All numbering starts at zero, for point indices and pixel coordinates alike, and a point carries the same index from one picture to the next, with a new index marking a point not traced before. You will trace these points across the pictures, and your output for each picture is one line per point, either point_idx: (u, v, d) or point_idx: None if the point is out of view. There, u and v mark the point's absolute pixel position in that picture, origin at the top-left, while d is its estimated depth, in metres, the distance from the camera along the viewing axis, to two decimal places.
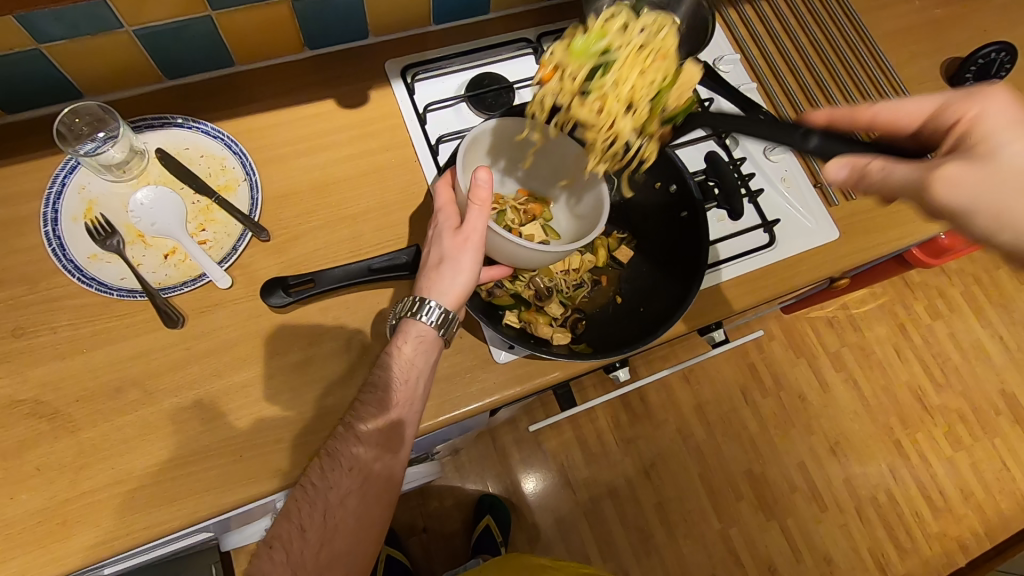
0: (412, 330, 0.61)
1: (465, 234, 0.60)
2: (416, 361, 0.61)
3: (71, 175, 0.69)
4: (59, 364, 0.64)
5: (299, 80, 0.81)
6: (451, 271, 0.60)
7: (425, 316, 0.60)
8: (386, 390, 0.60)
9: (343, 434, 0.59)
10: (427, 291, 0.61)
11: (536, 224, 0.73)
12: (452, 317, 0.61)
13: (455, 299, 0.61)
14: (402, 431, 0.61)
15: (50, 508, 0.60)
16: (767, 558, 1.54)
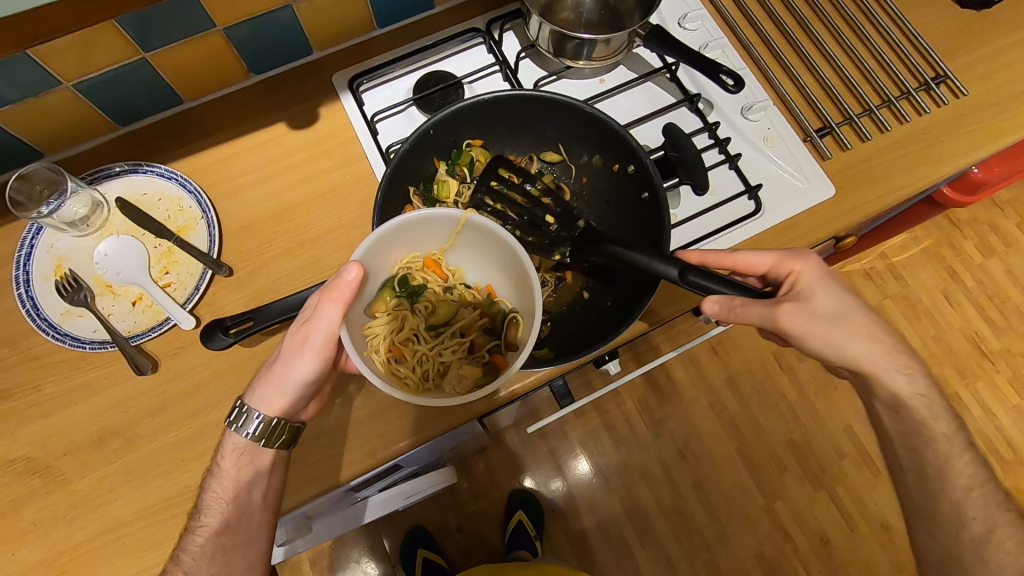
0: (232, 444, 0.59)
1: (306, 334, 0.55)
2: (241, 477, 0.59)
3: (39, 236, 0.71)
4: (44, 421, 0.66)
5: (249, 108, 0.80)
6: (286, 372, 0.56)
7: (251, 428, 0.58)
8: (212, 514, 0.58)
9: (173, 567, 0.58)
10: (254, 398, 0.58)
11: (419, 361, 0.65)
12: (273, 428, 0.57)
13: (279, 410, 0.57)
14: (240, 549, 0.59)
15: (50, 560, 0.62)
16: (818, 530, 1.47)
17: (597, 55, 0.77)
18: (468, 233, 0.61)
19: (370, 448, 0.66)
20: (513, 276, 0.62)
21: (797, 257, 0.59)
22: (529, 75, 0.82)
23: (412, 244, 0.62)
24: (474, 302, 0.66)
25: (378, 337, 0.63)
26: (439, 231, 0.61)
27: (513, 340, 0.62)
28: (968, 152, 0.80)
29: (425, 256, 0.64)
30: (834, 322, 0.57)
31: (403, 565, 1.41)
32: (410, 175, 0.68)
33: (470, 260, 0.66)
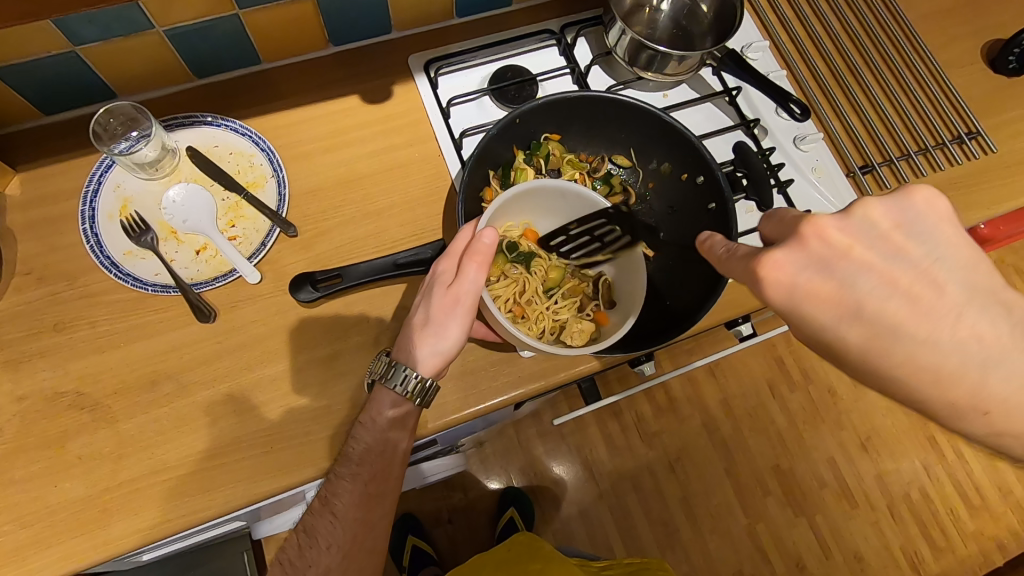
0: (382, 398, 0.60)
1: (456, 296, 0.58)
2: (390, 433, 0.61)
3: (107, 174, 0.71)
4: (97, 357, 0.66)
5: (323, 77, 0.82)
6: (436, 335, 0.58)
7: (399, 384, 0.59)
8: (357, 464, 0.60)
9: (321, 507, 0.62)
10: (403, 354, 0.60)
11: (540, 316, 0.72)
12: (428, 385, 0.59)
13: (433, 371, 0.60)
14: (380, 499, 0.62)
15: (91, 496, 0.62)
16: (795, 555, 1.52)
17: (669, 70, 0.80)
18: (571, 204, 0.68)
19: (423, 418, 0.68)
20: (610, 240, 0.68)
21: (754, 280, 0.49)
22: (598, 81, 0.85)
23: (514, 217, 0.70)
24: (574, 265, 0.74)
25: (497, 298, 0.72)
26: (540, 202, 0.68)
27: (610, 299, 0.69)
28: (992, 205, 0.87)
29: (525, 227, 0.72)
30: (838, 358, 0.48)
31: (390, 551, 1.41)
32: (490, 160, 0.71)
33: None
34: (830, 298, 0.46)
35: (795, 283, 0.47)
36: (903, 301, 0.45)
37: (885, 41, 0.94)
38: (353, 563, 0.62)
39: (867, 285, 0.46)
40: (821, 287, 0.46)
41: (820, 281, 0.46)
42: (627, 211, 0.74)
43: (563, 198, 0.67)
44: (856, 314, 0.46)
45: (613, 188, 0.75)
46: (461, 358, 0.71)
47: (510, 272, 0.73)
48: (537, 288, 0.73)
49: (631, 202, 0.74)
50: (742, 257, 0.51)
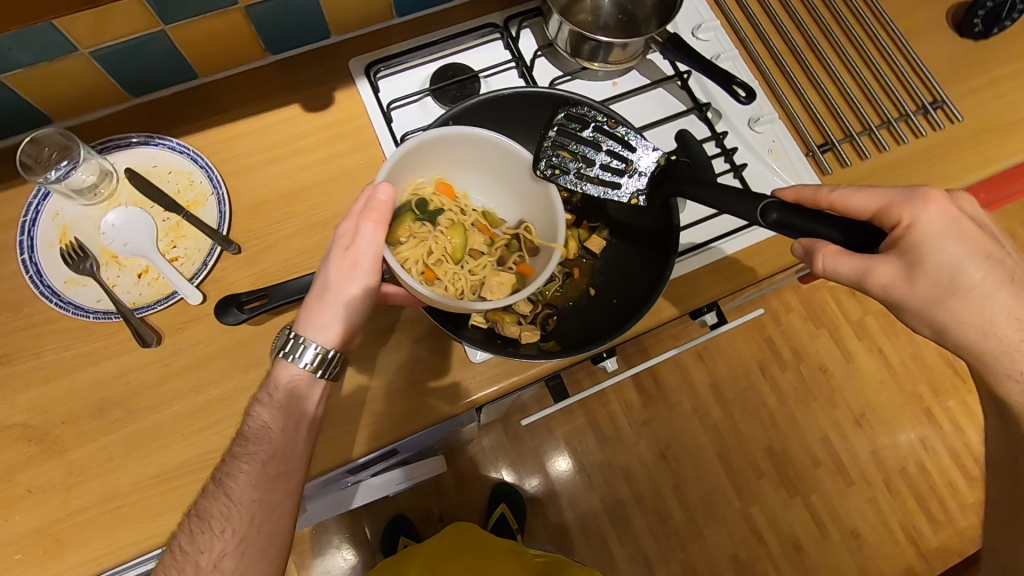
0: (284, 373, 0.59)
1: (354, 257, 0.57)
2: (291, 406, 0.58)
3: (45, 202, 0.71)
4: (43, 388, 0.66)
5: (263, 88, 0.80)
6: (337, 300, 0.58)
7: (302, 358, 0.58)
8: (255, 439, 0.56)
9: (213, 492, 0.55)
10: (306, 324, 0.58)
11: (453, 278, 0.69)
12: (330, 358, 0.58)
13: (333, 342, 0.59)
14: (285, 479, 0.57)
15: (42, 528, 0.62)
16: (791, 536, 1.51)
17: (614, 58, 0.78)
18: (481, 151, 0.65)
19: (374, 431, 0.67)
20: (526, 190, 0.68)
21: (907, 202, 0.53)
22: (544, 74, 0.83)
23: (422, 169, 0.66)
24: (484, 224, 0.71)
25: (409, 260, 0.67)
26: (445, 152, 0.65)
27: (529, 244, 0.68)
28: (960, 176, 0.84)
29: (435, 181, 0.68)
30: (929, 294, 0.53)
31: (384, 552, 1.42)
32: None
33: (475, 182, 0.71)
34: (973, 247, 0.53)
35: (951, 220, 0.52)
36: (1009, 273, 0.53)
37: (843, 12, 0.91)
38: (250, 555, 0.54)
39: (993, 250, 0.54)
40: (974, 238, 0.53)
41: (980, 247, 0.53)
42: (571, 208, 0.70)
43: (477, 147, 0.65)
44: (979, 267, 0.53)
45: None
46: (411, 368, 0.69)
47: (418, 232, 0.68)
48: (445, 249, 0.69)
49: (574, 200, 0.70)
50: (879, 192, 0.55)
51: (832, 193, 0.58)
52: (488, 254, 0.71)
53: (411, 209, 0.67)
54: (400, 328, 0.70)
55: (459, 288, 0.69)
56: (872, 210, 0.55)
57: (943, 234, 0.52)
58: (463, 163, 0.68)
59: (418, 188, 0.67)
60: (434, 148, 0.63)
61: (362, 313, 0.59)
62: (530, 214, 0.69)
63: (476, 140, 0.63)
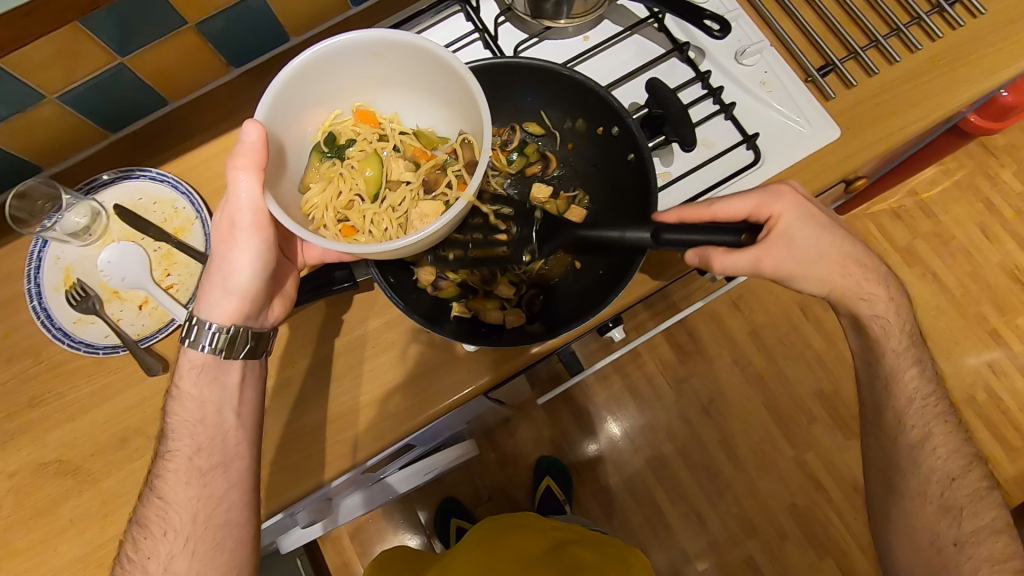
0: (188, 363, 0.61)
1: (227, 221, 0.57)
2: (201, 398, 0.61)
3: (45, 248, 0.73)
4: (71, 424, 0.69)
5: (235, 105, 0.80)
6: (225, 272, 0.59)
7: (206, 342, 0.60)
8: (178, 437, 0.61)
9: (152, 500, 0.60)
10: (205, 310, 0.59)
11: (371, 217, 0.67)
12: (233, 335, 0.60)
13: (231, 315, 0.60)
14: (219, 471, 0.60)
15: (90, 553, 0.66)
16: (852, 479, 1.45)
17: (577, 11, 0.73)
18: (392, 56, 0.61)
19: (378, 431, 0.67)
20: (451, 95, 0.63)
21: (769, 201, 0.60)
22: (510, 41, 0.79)
23: (330, 100, 0.63)
24: (415, 146, 0.68)
25: (320, 208, 0.64)
26: (352, 69, 0.61)
27: (469, 159, 0.64)
28: (989, 74, 0.74)
29: (353, 110, 0.65)
30: (813, 270, 0.63)
31: (438, 534, 1.46)
32: (363, 102, 0.66)
33: (402, 102, 0.67)
34: (811, 232, 0.61)
35: (803, 214, 0.60)
36: (836, 239, 0.64)
37: None
38: (202, 548, 0.59)
39: (823, 219, 0.63)
40: (816, 216, 0.61)
41: (817, 218, 0.62)
42: (549, 178, 0.69)
43: (383, 57, 0.61)
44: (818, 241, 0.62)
45: (529, 157, 0.69)
46: (408, 364, 0.69)
47: (328, 170, 0.65)
48: (359, 187, 0.66)
49: (551, 168, 0.69)
50: (746, 196, 0.59)
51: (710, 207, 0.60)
52: (412, 184, 0.68)
53: (321, 147, 0.65)
54: (392, 326, 0.70)
55: (379, 229, 0.67)
56: (750, 215, 0.60)
57: (793, 230, 0.60)
58: (379, 80, 0.64)
59: (333, 121, 0.65)
60: (335, 64, 0.60)
61: (255, 278, 0.59)
62: (467, 123, 0.63)
63: (377, 46, 0.59)
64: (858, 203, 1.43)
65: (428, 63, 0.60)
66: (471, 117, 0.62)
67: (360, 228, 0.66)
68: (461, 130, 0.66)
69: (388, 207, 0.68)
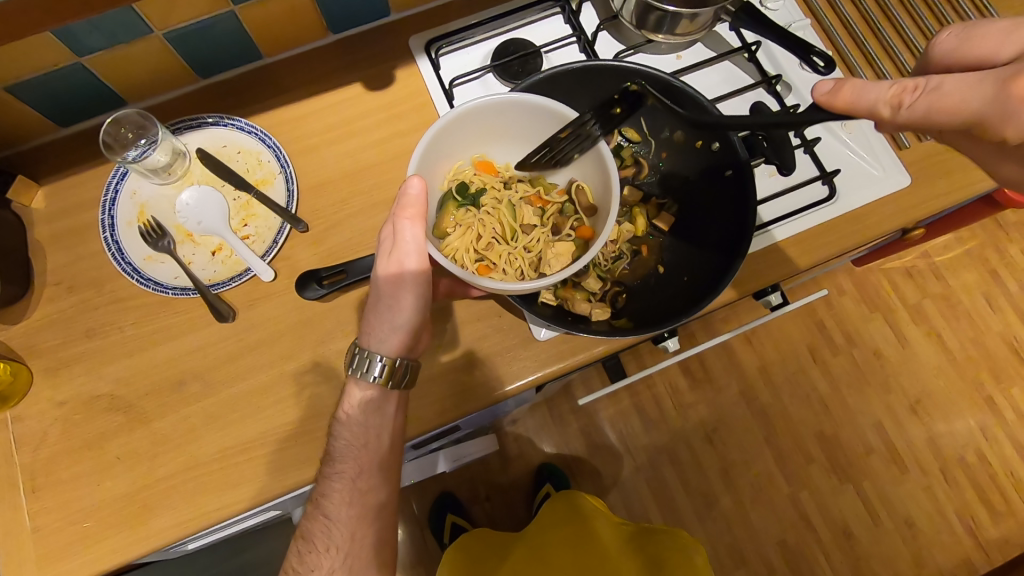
0: (356, 391, 0.60)
1: (397, 265, 0.57)
2: (366, 423, 0.61)
3: (123, 181, 0.72)
4: (128, 360, 0.68)
5: (325, 67, 0.80)
6: (392, 308, 0.58)
7: (373, 372, 0.58)
8: (341, 460, 0.60)
9: (315, 514, 0.61)
10: (370, 341, 0.59)
11: (505, 257, 0.71)
12: (396, 369, 0.59)
13: (397, 347, 0.59)
14: (376, 493, 0.62)
15: (131, 493, 0.65)
16: (842, 523, 1.48)
17: (680, 31, 0.76)
18: (515, 116, 0.63)
19: (440, 407, 0.68)
20: (568, 145, 0.65)
21: (997, 125, 0.43)
22: (606, 49, 0.81)
23: (456, 155, 0.67)
24: (535, 194, 0.72)
25: (460, 251, 0.69)
26: (474, 126, 0.64)
27: (588, 205, 0.67)
28: None
29: (473, 161, 0.69)
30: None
31: (432, 527, 1.45)
32: (486, 152, 0.70)
33: (517, 152, 0.70)
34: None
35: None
36: None
37: None
38: (360, 564, 0.60)
39: None
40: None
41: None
42: (638, 183, 0.71)
43: (506, 116, 0.64)
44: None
45: (622, 161, 0.71)
46: (477, 345, 0.70)
47: (465, 218, 0.70)
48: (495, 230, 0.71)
49: (642, 174, 0.71)
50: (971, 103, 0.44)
51: (896, 115, 0.47)
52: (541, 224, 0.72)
53: (454, 198, 0.69)
54: (464, 307, 0.71)
55: (518, 266, 0.72)
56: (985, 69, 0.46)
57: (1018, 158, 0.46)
58: (500, 135, 0.67)
59: (457, 173, 0.69)
60: (461, 127, 0.63)
61: (416, 314, 0.59)
62: (583, 173, 0.67)
63: (503, 107, 0.62)
64: (879, 256, 1.48)
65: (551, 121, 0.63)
66: (588, 171, 0.66)
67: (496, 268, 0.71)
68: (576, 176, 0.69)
69: (520, 248, 0.72)
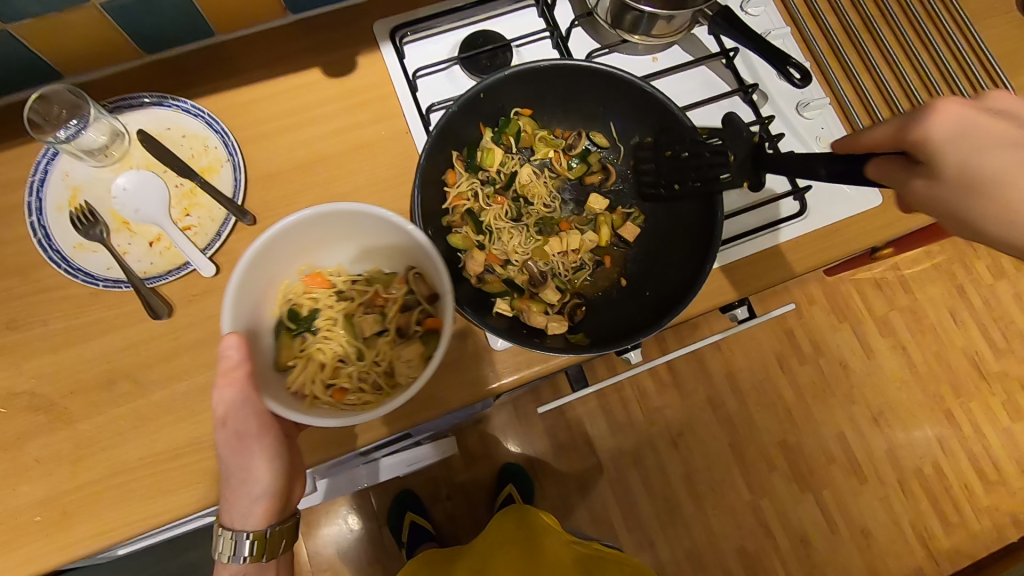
0: (227, 573, 0.57)
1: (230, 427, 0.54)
2: (246, 575, 0.58)
3: (54, 161, 0.67)
4: (52, 356, 0.64)
5: (281, 49, 0.75)
6: (245, 481, 0.56)
7: (244, 552, 0.56)
8: None
9: None
10: (236, 519, 0.57)
11: (359, 373, 0.62)
12: (268, 538, 0.58)
13: (263, 518, 0.58)
14: None
15: (49, 498, 0.61)
16: (800, 531, 1.49)
17: (657, 32, 0.73)
18: (314, 227, 0.57)
19: (387, 416, 0.65)
20: (394, 240, 0.60)
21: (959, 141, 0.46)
22: (580, 46, 0.78)
23: (277, 277, 0.60)
24: (376, 292, 0.64)
25: (306, 384, 0.59)
26: (297, 245, 0.58)
27: (428, 291, 0.61)
28: None
29: (300, 275, 0.62)
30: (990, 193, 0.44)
31: (391, 525, 1.42)
32: (313, 258, 0.62)
33: (345, 253, 0.63)
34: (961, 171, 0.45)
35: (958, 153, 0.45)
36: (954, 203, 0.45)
37: None
38: None
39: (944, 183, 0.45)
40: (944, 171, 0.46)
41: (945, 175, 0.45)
42: (605, 191, 0.70)
43: (325, 227, 0.58)
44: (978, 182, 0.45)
45: (590, 166, 0.70)
46: None
47: (304, 347, 0.61)
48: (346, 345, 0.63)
49: (610, 181, 0.69)
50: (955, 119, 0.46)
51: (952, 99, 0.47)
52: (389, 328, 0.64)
53: (287, 327, 0.61)
54: None
55: (379, 380, 0.62)
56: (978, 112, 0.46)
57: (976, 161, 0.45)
58: (323, 244, 0.60)
59: (286, 295, 0.61)
60: (286, 246, 0.57)
61: (273, 487, 0.58)
62: (414, 259, 0.61)
63: (309, 226, 0.56)
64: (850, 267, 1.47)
65: (370, 228, 0.59)
66: (417, 254, 0.60)
67: (352, 394, 0.61)
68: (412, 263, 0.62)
69: (376, 364, 0.63)
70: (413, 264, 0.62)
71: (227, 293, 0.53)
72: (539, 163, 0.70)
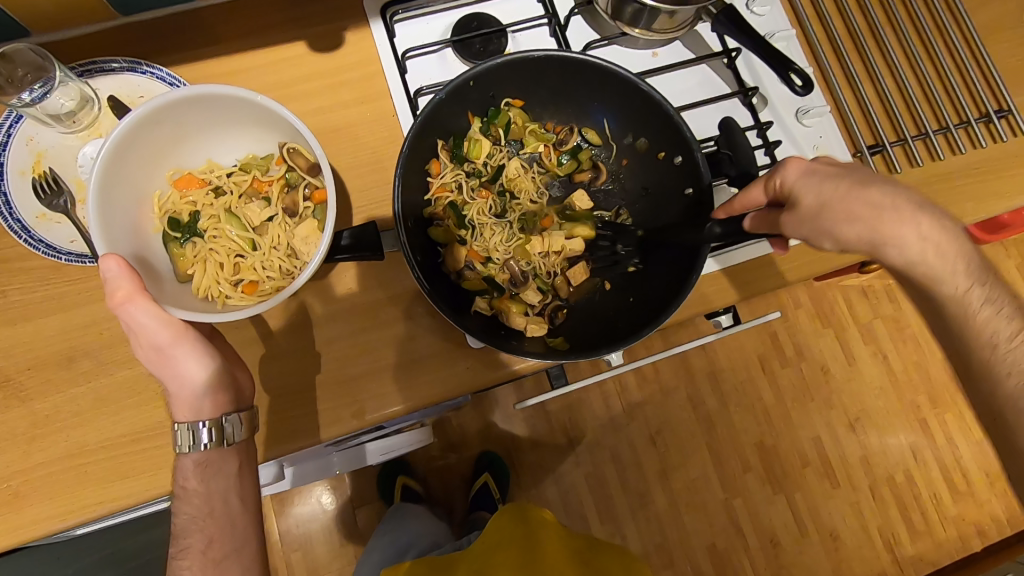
0: (186, 467, 0.57)
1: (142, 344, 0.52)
2: (208, 489, 0.58)
3: (17, 124, 0.64)
4: (9, 330, 0.61)
5: (264, 18, 0.71)
6: (182, 382, 0.55)
7: (202, 440, 0.56)
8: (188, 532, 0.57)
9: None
10: (185, 415, 0.56)
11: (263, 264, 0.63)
12: (226, 426, 0.56)
13: (213, 409, 0.56)
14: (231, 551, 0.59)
15: (3, 477, 0.59)
16: (770, 532, 1.51)
17: (658, 26, 0.70)
18: (161, 120, 0.56)
19: (358, 409, 0.63)
20: (252, 114, 0.59)
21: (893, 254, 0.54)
22: (579, 37, 0.75)
23: (142, 188, 0.59)
24: (255, 181, 0.64)
25: (212, 286, 0.60)
26: (150, 145, 0.57)
27: (308, 164, 0.61)
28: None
29: (169, 181, 0.61)
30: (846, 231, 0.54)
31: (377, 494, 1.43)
32: (169, 163, 0.61)
33: (205, 146, 0.63)
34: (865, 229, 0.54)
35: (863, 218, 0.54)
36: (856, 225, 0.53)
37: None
38: None
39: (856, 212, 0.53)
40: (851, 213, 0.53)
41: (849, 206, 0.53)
42: (594, 190, 0.68)
43: (167, 119, 0.56)
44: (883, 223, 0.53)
45: (580, 163, 0.68)
46: (405, 347, 0.65)
47: (196, 252, 0.61)
48: (240, 238, 0.63)
49: (599, 180, 0.67)
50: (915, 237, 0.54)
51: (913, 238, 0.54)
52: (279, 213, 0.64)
53: (173, 235, 0.60)
54: (394, 305, 0.66)
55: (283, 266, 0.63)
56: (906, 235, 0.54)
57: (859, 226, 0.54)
58: (172, 142, 0.59)
59: (161, 203, 0.60)
60: (133, 153, 0.56)
61: (213, 378, 0.55)
62: (287, 133, 0.61)
63: (157, 117, 0.55)
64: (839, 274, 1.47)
65: (200, 109, 0.58)
66: (285, 123, 0.60)
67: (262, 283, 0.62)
68: (280, 140, 0.62)
69: (277, 249, 0.64)
70: (284, 142, 0.62)
71: (91, 216, 0.51)
72: (529, 157, 0.69)
